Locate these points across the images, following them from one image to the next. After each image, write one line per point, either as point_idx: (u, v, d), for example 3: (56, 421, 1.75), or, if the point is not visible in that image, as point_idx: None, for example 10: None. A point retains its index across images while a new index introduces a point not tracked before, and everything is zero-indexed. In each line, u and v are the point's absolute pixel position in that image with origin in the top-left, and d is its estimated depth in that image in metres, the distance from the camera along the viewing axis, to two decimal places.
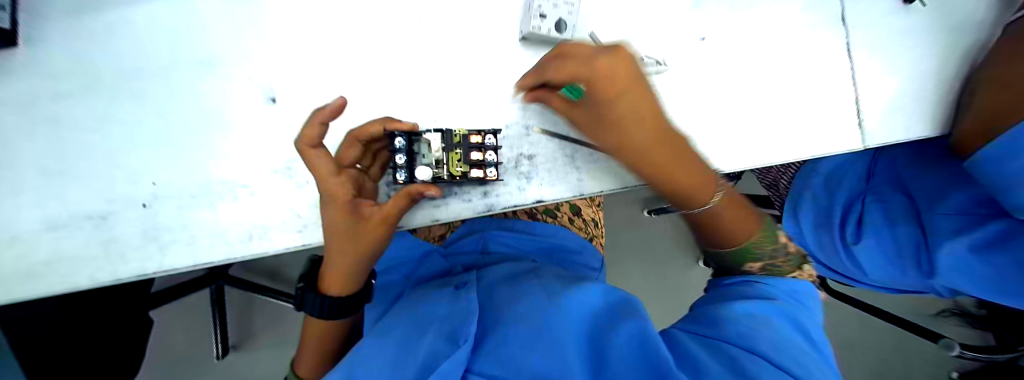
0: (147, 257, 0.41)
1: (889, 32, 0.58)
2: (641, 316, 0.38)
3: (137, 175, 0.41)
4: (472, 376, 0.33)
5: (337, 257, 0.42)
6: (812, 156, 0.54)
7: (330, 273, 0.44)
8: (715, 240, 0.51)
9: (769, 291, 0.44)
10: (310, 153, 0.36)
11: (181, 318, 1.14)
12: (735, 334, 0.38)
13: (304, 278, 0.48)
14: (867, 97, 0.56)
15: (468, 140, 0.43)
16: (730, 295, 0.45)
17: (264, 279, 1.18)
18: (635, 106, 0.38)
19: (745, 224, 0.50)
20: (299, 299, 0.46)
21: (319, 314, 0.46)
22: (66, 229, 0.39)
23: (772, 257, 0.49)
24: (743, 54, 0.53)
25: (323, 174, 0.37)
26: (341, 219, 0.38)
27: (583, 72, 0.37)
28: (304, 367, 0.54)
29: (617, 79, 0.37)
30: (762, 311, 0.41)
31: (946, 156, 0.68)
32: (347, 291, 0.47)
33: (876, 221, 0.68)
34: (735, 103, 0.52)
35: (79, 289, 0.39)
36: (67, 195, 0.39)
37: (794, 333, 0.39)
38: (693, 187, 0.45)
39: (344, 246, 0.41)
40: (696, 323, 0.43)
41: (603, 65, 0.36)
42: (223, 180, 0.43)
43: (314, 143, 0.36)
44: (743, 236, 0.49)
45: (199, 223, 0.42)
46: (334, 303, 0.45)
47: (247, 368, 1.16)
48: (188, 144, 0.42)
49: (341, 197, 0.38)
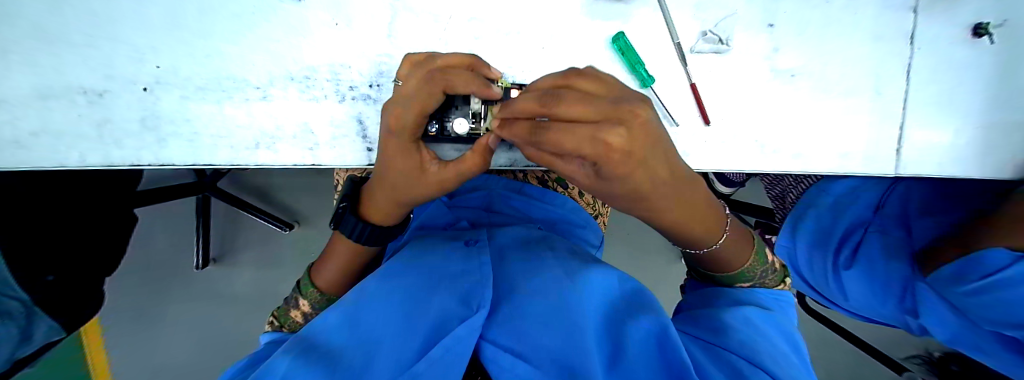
0: (143, 146, 0.38)
1: (967, 58, 0.53)
2: (659, 311, 0.40)
3: (140, 54, 0.37)
4: (486, 343, 0.37)
5: (382, 193, 0.41)
6: (846, 172, 0.52)
7: (372, 197, 0.43)
8: (704, 265, 0.50)
9: (758, 300, 0.48)
10: (437, 95, 0.31)
11: (164, 221, 1.13)
12: (741, 344, 0.39)
13: (346, 198, 0.45)
14: (921, 123, 0.53)
15: (508, 93, 0.40)
16: (720, 300, 0.48)
17: (252, 197, 1.16)
18: (653, 172, 0.29)
19: (739, 251, 0.49)
20: (338, 218, 0.45)
21: (357, 239, 0.45)
22: (58, 100, 0.36)
23: (761, 277, 0.51)
24: (800, 53, 0.50)
25: (415, 106, 0.32)
26: (404, 156, 0.35)
27: (589, 154, 0.25)
28: (321, 279, 0.51)
29: (631, 158, 0.25)
30: (757, 320, 0.43)
31: (957, 204, 0.64)
32: (387, 221, 0.45)
33: (871, 255, 0.68)
34: (780, 102, 0.50)
35: (67, 167, 0.37)
36: (62, 65, 0.36)
37: (786, 346, 0.42)
38: (700, 231, 0.43)
39: (396, 183, 0.38)
40: (695, 324, 0.45)
41: (615, 137, 0.24)
42: (235, 77, 0.39)
43: (445, 85, 0.31)
44: (737, 264, 0.49)
45: (203, 120, 0.39)
46: (375, 231, 0.45)
47: (226, 283, 1.15)
48: (202, 29, 0.38)
49: (410, 132, 0.34)
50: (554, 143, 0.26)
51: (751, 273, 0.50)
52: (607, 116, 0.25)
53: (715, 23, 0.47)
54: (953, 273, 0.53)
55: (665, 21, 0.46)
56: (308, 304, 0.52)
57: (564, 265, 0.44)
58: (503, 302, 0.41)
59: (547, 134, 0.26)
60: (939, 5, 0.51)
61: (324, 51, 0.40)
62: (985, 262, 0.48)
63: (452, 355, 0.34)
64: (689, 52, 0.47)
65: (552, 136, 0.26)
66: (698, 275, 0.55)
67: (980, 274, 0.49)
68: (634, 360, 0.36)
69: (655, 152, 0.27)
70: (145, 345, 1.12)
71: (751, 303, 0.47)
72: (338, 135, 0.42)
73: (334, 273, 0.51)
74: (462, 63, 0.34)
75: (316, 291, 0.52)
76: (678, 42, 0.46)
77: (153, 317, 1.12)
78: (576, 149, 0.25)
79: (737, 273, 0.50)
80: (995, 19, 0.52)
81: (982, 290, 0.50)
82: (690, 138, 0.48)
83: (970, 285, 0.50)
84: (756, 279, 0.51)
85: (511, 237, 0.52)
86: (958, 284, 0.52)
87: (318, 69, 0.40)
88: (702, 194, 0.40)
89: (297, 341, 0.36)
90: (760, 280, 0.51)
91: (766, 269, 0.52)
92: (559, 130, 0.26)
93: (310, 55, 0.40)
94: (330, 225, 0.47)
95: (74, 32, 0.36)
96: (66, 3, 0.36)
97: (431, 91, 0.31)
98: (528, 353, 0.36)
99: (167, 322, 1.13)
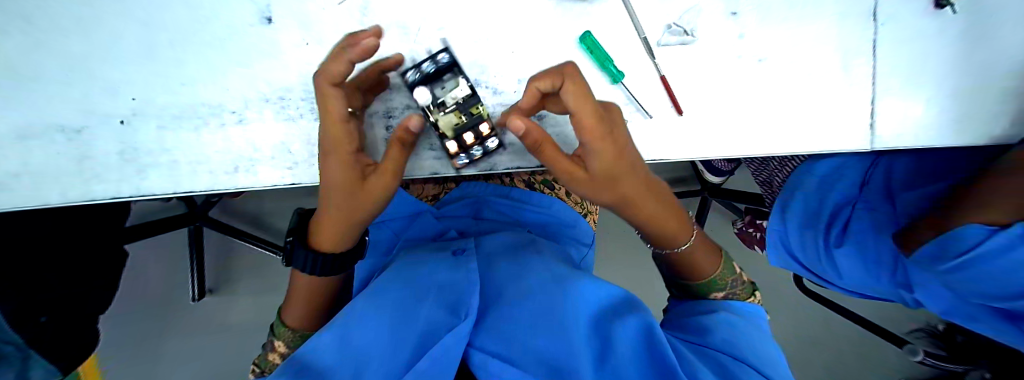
0: (123, 179, 0.39)
1: (932, 30, 0.54)
2: (643, 310, 0.41)
3: (115, 87, 0.38)
4: (473, 351, 0.36)
5: (330, 220, 0.41)
6: (822, 150, 0.53)
7: (320, 229, 0.43)
8: (679, 270, 0.51)
9: (744, 309, 0.48)
10: (327, 88, 0.34)
11: (159, 256, 1.13)
12: (721, 341, 0.40)
13: (293, 232, 0.46)
14: (892, 96, 0.54)
15: (479, 121, 0.40)
16: (702, 307, 0.48)
17: (245, 224, 1.16)
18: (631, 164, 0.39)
19: (709, 257, 0.50)
20: (289, 252, 0.45)
21: (311, 271, 0.45)
22: (38, 139, 0.37)
23: (732, 287, 0.51)
24: (767, 37, 0.51)
25: (332, 118, 0.35)
26: (343, 171, 0.37)
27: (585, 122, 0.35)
28: (290, 315, 0.51)
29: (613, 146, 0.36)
30: (741, 326, 0.43)
31: (945, 173, 0.65)
32: (341, 247, 0.45)
33: (862, 230, 0.69)
34: (753, 86, 0.51)
35: (48, 205, 0.37)
36: (40, 103, 0.37)
37: (766, 344, 0.42)
38: (650, 224, 0.45)
39: (342, 204, 0.39)
40: (682, 329, 0.45)
41: (603, 127, 0.35)
42: (211, 103, 0.40)
43: (337, 80, 0.34)
44: (706, 269, 0.50)
45: (182, 147, 0.39)
46: (328, 260, 0.44)
47: (224, 312, 1.14)
48: (174, 57, 0.39)
49: (343, 147, 0.36)
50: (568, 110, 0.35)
51: (723, 281, 0.51)
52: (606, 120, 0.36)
53: (680, 15, 0.48)
54: (929, 254, 0.54)
55: (633, 16, 0.47)
56: (283, 344, 0.50)
57: (552, 269, 0.45)
58: (491, 308, 0.41)
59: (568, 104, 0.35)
60: None
61: (298, 71, 0.41)
62: (958, 241, 0.50)
63: (440, 364, 0.34)
64: (657, 45, 0.48)
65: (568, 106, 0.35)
66: (681, 291, 0.54)
67: (958, 251, 0.50)
68: (627, 359, 0.37)
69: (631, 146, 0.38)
70: None
71: (733, 311, 0.47)
72: (313, 151, 0.42)
73: (303, 308, 0.50)
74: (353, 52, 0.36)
75: (288, 330, 0.51)
76: (647, 36, 0.47)
77: (151, 352, 1.11)
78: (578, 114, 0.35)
79: (708, 280, 0.50)
80: None
81: (959, 268, 0.51)
82: (666, 129, 0.48)
83: (951, 263, 0.51)
84: (729, 289, 0.51)
85: (499, 243, 0.53)
86: (938, 262, 0.53)
87: (293, 89, 0.41)
88: (650, 188, 0.42)
89: (288, 364, 0.36)
90: (732, 291, 0.51)
91: (737, 280, 0.51)
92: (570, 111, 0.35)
93: (285, 76, 0.41)
94: (285, 263, 0.48)
95: (49, 70, 0.37)
96: (39, 43, 0.37)
97: (329, 95, 0.34)
98: (516, 356, 0.35)
99: (165, 358, 1.11)
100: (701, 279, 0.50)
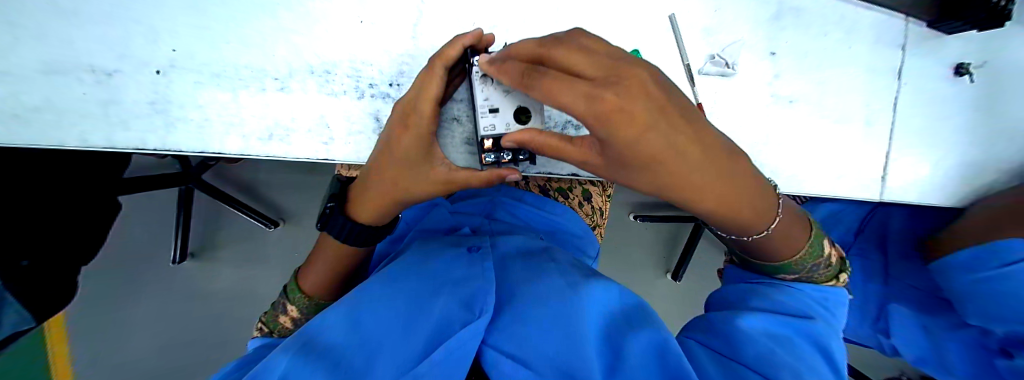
0: (150, 130, 0.37)
1: (950, 95, 0.56)
2: (658, 326, 0.40)
3: (155, 36, 0.37)
4: (487, 349, 0.37)
5: (375, 190, 0.41)
6: (836, 195, 0.55)
7: (365, 199, 0.43)
8: (751, 252, 0.45)
9: (803, 308, 0.41)
10: (438, 68, 0.33)
11: (144, 212, 1.09)
12: (756, 356, 0.35)
13: (334, 197, 0.45)
14: (906, 151, 0.56)
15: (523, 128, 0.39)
16: (755, 302, 0.43)
17: (237, 192, 1.13)
18: (668, 139, 0.26)
19: (787, 243, 0.43)
20: (325, 218, 0.46)
21: (340, 237, 0.46)
22: (63, 76, 0.35)
23: (811, 271, 0.45)
24: (798, 80, 0.52)
25: (427, 97, 0.33)
26: (417, 150, 0.36)
27: (580, 113, 0.24)
28: (307, 281, 0.51)
29: (631, 116, 0.23)
30: (785, 336, 0.38)
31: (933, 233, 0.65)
32: (375, 221, 0.45)
33: (854, 272, 0.74)
34: (779, 125, 0.52)
35: (64, 147, 0.36)
36: (70, 41, 0.35)
37: (818, 364, 0.36)
38: (733, 218, 0.36)
39: (402, 180, 0.38)
40: (709, 332, 0.41)
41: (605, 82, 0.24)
42: (253, 65, 0.39)
43: (448, 65, 0.33)
44: (776, 256, 0.44)
45: (215, 107, 0.38)
46: (357, 229, 0.45)
47: (205, 280, 1.11)
48: (219, 15, 0.38)
49: (427, 128, 0.34)
50: (546, 95, 0.25)
51: (798, 266, 0.44)
52: (607, 73, 0.24)
53: (723, 47, 0.50)
54: (961, 263, 0.53)
55: (676, 40, 0.48)
56: (296, 309, 0.51)
57: (566, 276, 0.44)
58: (507, 308, 0.40)
59: (539, 90, 0.25)
60: (925, 45, 0.55)
61: (345, 46, 0.40)
62: (990, 257, 0.49)
63: (454, 358, 0.34)
64: (698, 73, 0.49)
65: (539, 97, 0.26)
66: (740, 259, 0.51)
67: (1000, 263, 0.49)
68: (639, 372, 0.35)
69: (659, 103, 0.25)
70: (109, 340, 1.05)
71: (784, 313, 0.41)
72: (353, 131, 0.41)
73: (322, 276, 0.50)
74: (476, 37, 0.35)
75: (302, 296, 0.51)
76: (689, 62, 0.48)
77: (123, 310, 1.07)
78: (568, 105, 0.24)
79: (780, 265, 0.44)
80: (975, 60, 0.56)
81: (993, 279, 0.50)
82: None
83: (983, 274, 0.50)
84: (805, 272, 0.45)
85: (514, 245, 0.52)
86: (969, 272, 0.52)
87: (341, 64, 0.40)
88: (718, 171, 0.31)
89: (293, 343, 0.35)
90: (809, 274, 0.45)
91: (821, 264, 0.45)
92: (553, 80, 0.25)
93: (331, 49, 0.40)
94: (319, 227, 0.47)
95: (85, 9, 0.35)
96: None
97: (432, 72, 0.33)
98: (529, 358, 0.35)
99: (136, 318, 1.07)
100: (780, 263, 0.44)
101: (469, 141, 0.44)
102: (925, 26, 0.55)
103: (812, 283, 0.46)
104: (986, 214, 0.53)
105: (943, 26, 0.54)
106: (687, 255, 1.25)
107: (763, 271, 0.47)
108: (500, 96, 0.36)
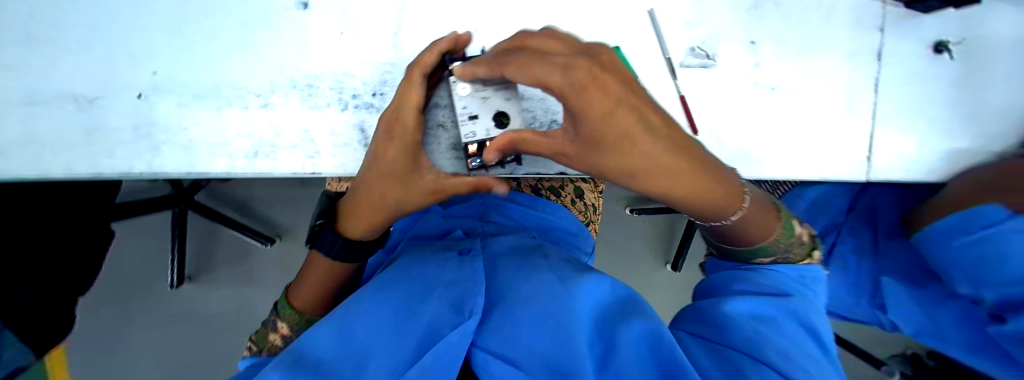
0: (134, 155, 0.37)
1: (932, 72, 0.57)
2: (652, 317, 0.40)
3: (137, 61, 0.37)
4: (476, 350, 0.36)
5: (364, 203, 0.41)
6: (824, 177, 0.55)
7: (354, 213, 0.42)
8: (730, 239, 0.45)
9: (782, 287, 0.42)
10: (416, 75, 0.33)
11: (138, 237, 1.08)
12: (743, 339, 0.35)
13: (323, 215, 0.47)
14: (889, 129, 0.56)
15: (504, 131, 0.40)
16: (739, 284, 0.43)
17: (231, 212, 1.13)
18: (642, 116, 0.26)
19: (761, 224, 0.43)
20: (317, 235, 0.46)
21: (332, 255, 0.45)
22: (45, 105, 0.35)
23: (785, 251, 0.45)
24: (779, 66, 0.53)
25: (409, 103, 0.33)
26: (402, 158, 0.36)
27: (553, 82, 0.26)
28: (299, 298, 0.50)
29: (602, 85, 0.24)
30: (772, 318, 0.38)
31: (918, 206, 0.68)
32: (366, 236, 0.45)
33: (845, 252, 0.74)
34: (763, 111, 0.53)
35: (49, 177, 0.35)
36: (53, 70, 0.35)
37: (806, 342, 0.36)
38: (705, 205, 0.36)
39: (389, 189, 0.38)
40: (699, 321, 0.41)
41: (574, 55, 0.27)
42: (236, 83, 0.39)
43: (427, 71, 0.34)
44: (756, 238, 0.44)
45: (200, 127, 0.38)
46: (350, 244, 0.44)
47: (203, 302, 1.10)
48: (201, 36, 0.38)
49: (410, 134, 0.34)
50: (523, 72, 0.28)
51: (772, 248, 0.44)
52: (578, 50, 0.27)
53: (702, 39, 0.51)
54: (949, 227, 0.53)
55: (656, 34, 0.49)
56: (288, 326, 0.51)
57: (557, 273, 0.44)
58: (496, 308, 0.40)
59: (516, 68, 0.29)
60: (903, 26, 0.56)
61: (328, 59, 0.41)
62: (972, 222, 0.50)
63: (444, 360, 0.34)
64: (680, 66, 0.50)
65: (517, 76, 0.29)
66: (715, 251, 0.50)
67: (982, 226, 0.49)
68: (633, 368, 0.35)
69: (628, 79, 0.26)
70: (109, 367, 1.04)
71: (767, 294, 0.41)
72: (339, 143, 0.41)
73: (312, 292, 0.50)
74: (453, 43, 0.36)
75: (293, 312, 0.51)
76: (670, 55, 0.49)
77: (121, 336, 1.05)
78: (542, 76, 0.26)
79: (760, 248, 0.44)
80: (954, 37, 0.57)
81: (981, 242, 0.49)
82: None
83: (972, 236, 0.50)
84: (780, 254, 0.45)
85: (506, 245, 0.53)
86: (956, 236, 0.52)
87: (323, 78, 0.41)
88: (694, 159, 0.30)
89: (282, 357, 0.35)
90: (784, 256, 0.45)
91: (793, 243, 0.46)
92: (529, 60, 0.28)
93: (313, 63, 0.40)
94: (308, 244, 0.49)
95: (68, 39, 0.36)
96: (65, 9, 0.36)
97: (411, 78, 0.33)
98: (520, 358, 0.35)
99: (135, 343, 1.06)
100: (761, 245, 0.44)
101: (455, 146, 0.44)
102: (902, 7, 0.56)
103: (790, 263, 0.46)
104: (971, 186, 0.53)
105: (919, 5, 0.55)
106: (684, 246, 1.26)
107: (740, 259, 0.46)
108: (478, 103, 0.37)
